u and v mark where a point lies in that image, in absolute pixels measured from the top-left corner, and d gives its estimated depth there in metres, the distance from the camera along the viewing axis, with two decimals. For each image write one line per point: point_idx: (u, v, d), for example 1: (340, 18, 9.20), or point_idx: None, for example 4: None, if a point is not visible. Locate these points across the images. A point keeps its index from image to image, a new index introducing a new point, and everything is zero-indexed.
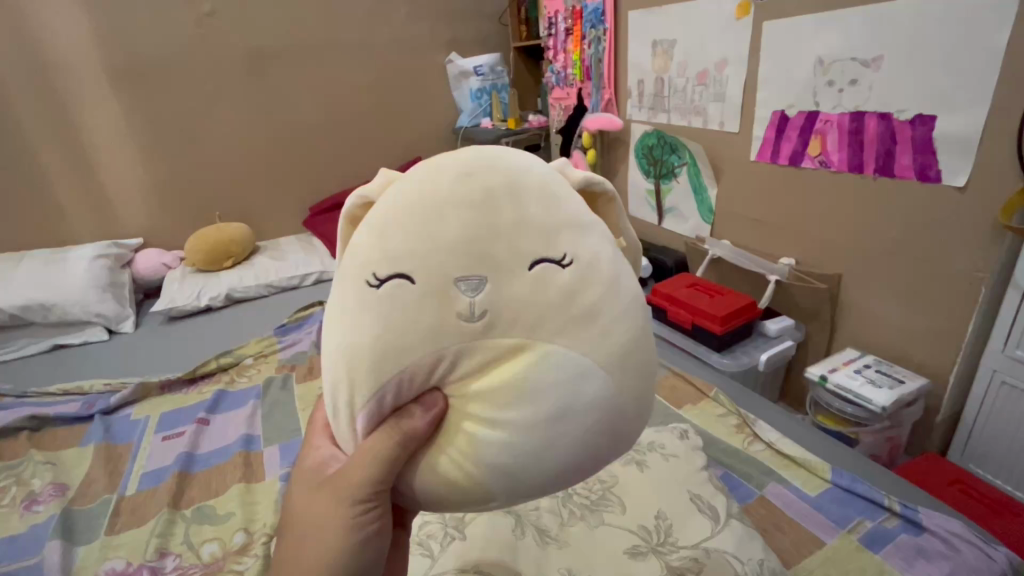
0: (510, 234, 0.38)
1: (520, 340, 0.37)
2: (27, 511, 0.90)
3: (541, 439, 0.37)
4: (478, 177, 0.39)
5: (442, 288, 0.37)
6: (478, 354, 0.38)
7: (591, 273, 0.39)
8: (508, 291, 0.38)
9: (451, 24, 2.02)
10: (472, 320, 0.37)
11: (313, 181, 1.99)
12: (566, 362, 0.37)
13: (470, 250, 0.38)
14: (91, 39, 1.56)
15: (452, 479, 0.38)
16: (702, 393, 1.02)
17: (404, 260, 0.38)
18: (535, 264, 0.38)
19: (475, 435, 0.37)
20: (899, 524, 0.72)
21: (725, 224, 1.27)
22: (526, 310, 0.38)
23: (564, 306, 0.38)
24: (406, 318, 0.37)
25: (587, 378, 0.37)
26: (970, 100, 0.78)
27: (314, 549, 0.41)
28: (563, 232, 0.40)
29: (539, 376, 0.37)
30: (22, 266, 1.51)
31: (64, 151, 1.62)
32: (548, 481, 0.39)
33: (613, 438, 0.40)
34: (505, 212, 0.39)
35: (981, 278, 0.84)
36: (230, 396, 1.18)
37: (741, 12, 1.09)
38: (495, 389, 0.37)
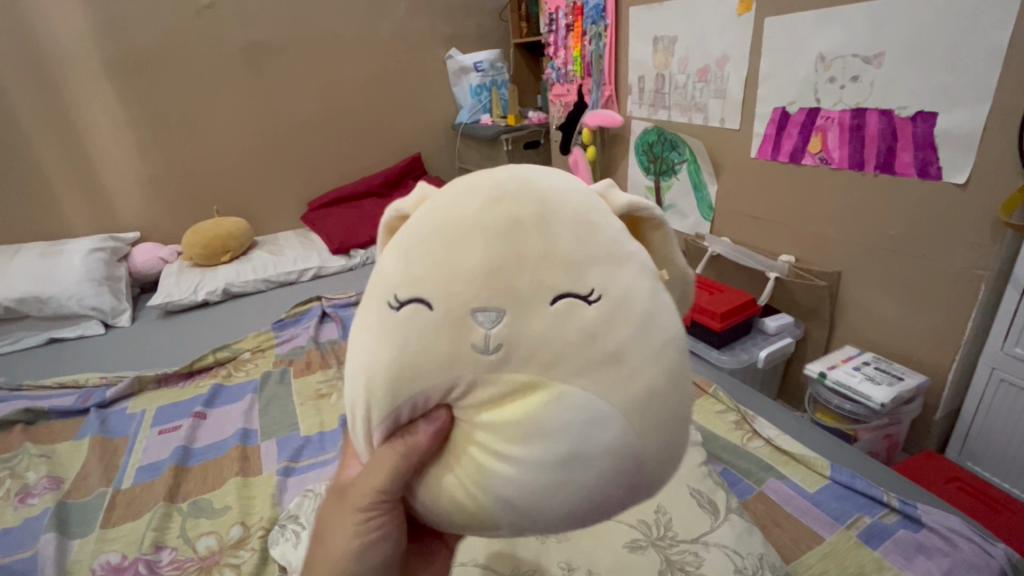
0: (534, 264, 0.35)
1: (532, 377, 0.34)
2: (22, 504, 0.89)
3: (552, 486, 0.33)
4: (509, 202, 0.36)
5: (458, 318, 0.34)
6: (493, 389, 0.34)
7: (620, 311, 0.35)
8: (526, 327, 0.34)
9: (451, 19, 2.02)
10: (487, 353, 0.34)
11: (312, 176, 1.98)
12: (582, 406, 0.33)
13: (489, 278, 0.34)
14: (89, 31, 1.55)
15: (457, 502, 0.36)
16: (701, 389, 1.01)
17: (424, 285, 0.35)
18: (558, 299, 0.35)
19: (483, 466, 0.34)
20: (898, 519, 0.72)
21: (725, 221, 1.27)
22: (545, 348, 0.34)
23: (587, 346, 0.34)
24: (420, 346, 0.35)
25: (602, 425, 0.33)
26: (971, 97, 0.78)
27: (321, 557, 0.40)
28: (593, 264, 0.36)
29: (553, 417, 0.33)
30: (17, 259, 1.50)
31: (61, 143, 1.61)
32: (553, 522, 0.35)
33: (630, 489, 0.35)
34: (530, 240, 0.35)
35: (980, 276, 0.84)
36: (227, 390, 1.17)
37: (742, 8, 1.09)
38: (504, 426, 0.34)
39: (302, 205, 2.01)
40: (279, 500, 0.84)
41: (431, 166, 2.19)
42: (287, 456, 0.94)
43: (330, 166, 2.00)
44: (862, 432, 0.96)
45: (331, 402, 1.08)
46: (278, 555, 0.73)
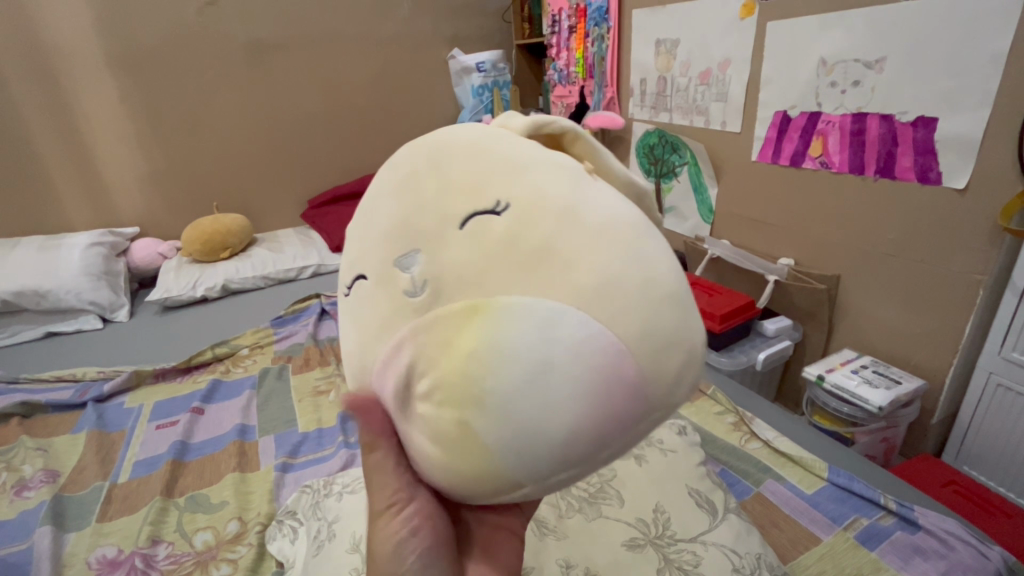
0: (435, 198, 0.35)
1: (469, 303, 0.32)
2: (17, 497, 0.88)
3: (525, 417, 0.30)
4: (401, 164, 0.38)
5: (384, 274, 0.35)
6: (428, 332, 0.33)
7: (535, 208, 0.33)
8: (445, 257, 0.33)
9: (454, 20, 2.02)
10: (416, 294, 0.34)
11: (312, 174, 1.98)
12: (524, 320, 0.30)
13: (399, 229, 0.35)
14: (91, 25, 1.55)
15: (444, 460, 0.33)
16: (699, 391, 1.01)
17: (356, 262, 0.38)
18: (467, 221, 0.34)
19: (454, 419, 0.31)
20: (895, 522, 0.72)
21: (725, 224, 1.27)
22: (465, 273, 0.32)
23: (507, 254, 0.32)
24: (366, 314, 0.36)
25: (560, 330, 0.30)
26: (972, 103, 0.79)
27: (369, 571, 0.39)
28: (495, 176, 0.35)
29: (493, 341, 0.30)
30: (15, 253, 1.49)
31: (61, 137, 1.60)
32: (568, 453, 0.31)
33: (631, 392, 0.31)
34: (427, 181, 0.36)
35: (979, 281, 0.84)
36: (225, 385, 1.17)
37: (745, 12, 1.09)
38: (461, 373, 0.31)
39: (302, 203, 2.01)
40: (277, 496, 0.84)
41: None
42: (286, 452, 0.94)
43: (332, 165, 2.00)
44: (859, 435, 0.96)
45: (329, 399, 1.08)
46: (276, 550, 0.73)
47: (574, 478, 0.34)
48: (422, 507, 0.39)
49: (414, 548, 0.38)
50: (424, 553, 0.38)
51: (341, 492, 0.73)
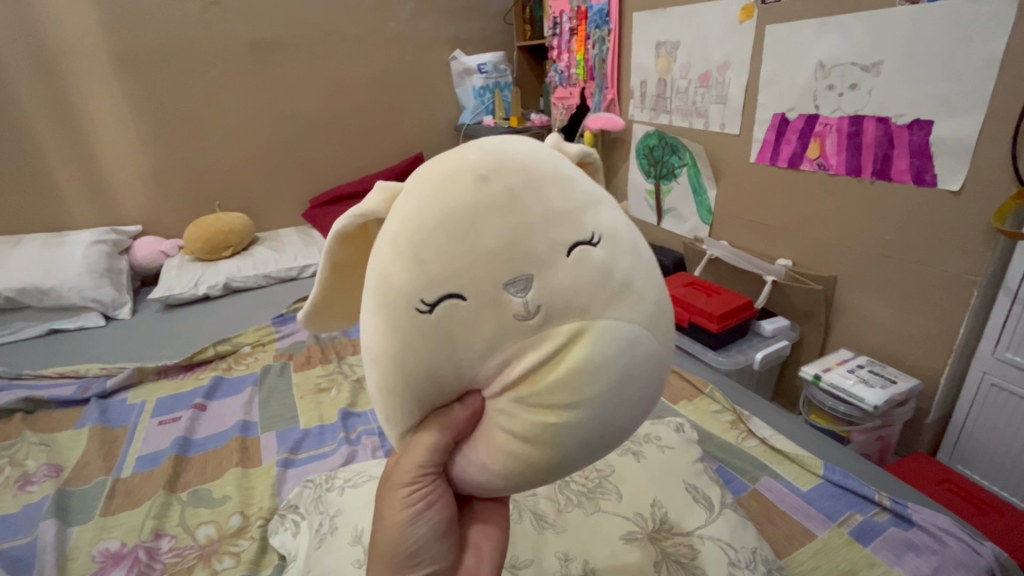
0: (542, 225, 0.38)
1: (578, 324, 0.37)
2: (21, 491, 0.89)
3: (607, 410, 0.37)
4: (499, 179, 0.38)
5: (493, 295, 0.37)
6: (537, 347, 0.37)
7: (617, 244, 0.40)
8: (555, 280, 0.37)
9: (455, 21, 2.04)
10: (529, 317, 0.37)
11: (314, 173, 1.99)
12: (620, 334, 0.37)
13: (510, 251, 0.37)
14: (96, 25, 1.56)
15: (520, 457, 0.38)
16: (697, 390, 1.03)
17: (450, 278, 0.37)
18: (571, 249, 0.38)
19: (548, 422, 0.36)
20: (889, 518, 0.73)
21: (724, 225, 1.28)
22: (574, 297, 0.37)
23: (604, 281, 0.38)
24: (464, 332, 0.37)
25: (637, 345, 0.38)
26: (967, 106, 0.80)
27: (377, 530, 0.42)
28: (585, 211, 0.40)
29: (599, 353, 0.36)
30: (19, 250, 1.50)
31: (65, 136, 1.61)
32: (611, 439, 0.40)
33: (657, 391, 0.42)
34: (531, 205, 0.38)
35: (973, 281, 0.86)
36: (227, 382, 1.18)
37: (744, 16, 1.11)
38: (565, 380, 0.36)
39: (303, 203, 2.01)
40: (278, 491, 0.85)
41: None
42: (287, 448, 0.95)
43: (333, 165, 2.02)
44: (854, 434, 0.97)
45: (330, 396, 1.09)
46: (277, 544, 0.74)
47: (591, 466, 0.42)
48: (439, 487, 0.43)
49: (428, 520, 0.42)
50: (434, 527, 0.42)
51: (343, 487, 0.74)
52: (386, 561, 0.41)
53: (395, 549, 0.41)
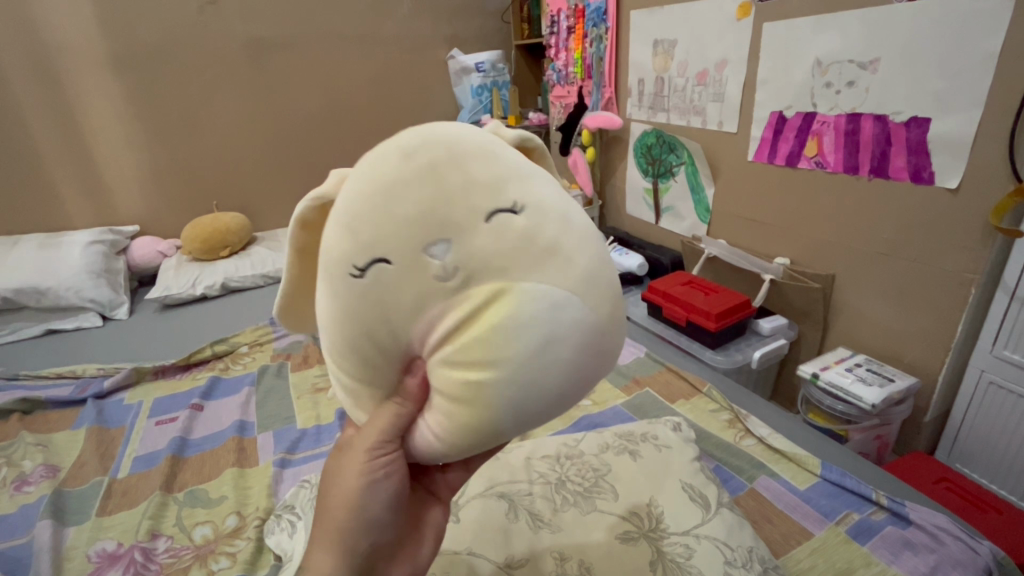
0: (461, 194, 0.38)
1: (498, 286, 0.38)
2: (17, 491, 0.89)
3: (535, 371, 0.38)
4: (421, 153, 0.39)
5: (414, 260, 0.38)
6: (460, 307, 0.38)
7: (543, 213, 0.40)
8: (473, 246, 0.38)
9: (453, 20, 2.03)
10: (448, 278, 0.38)
11: (312, 173, 1.99)
12: (542, 297, 0.37)
13: (429, 218, 0.38)
14: (93, 23, 1.55)
15: (452, 411, 0.39)
16: (695, 389, 1.02)
17: (375, 242, 0.38)
18: (491, 219, 0.38)
19: (476, 378, 0.38)
20: (886, 517, 0.73)
21: (722, 224, 1.28)
22: (493, 261, 0.38)
23: (525, 247, 0.38)
24: (392, 295, 0.38)
25: (565, 308, 0.38)
26: (965, 103, 0.80)
27: (335, 494, 0.45)
28: (510, 182, 0.40)
29: (519, 315, 0.37)
30: (16, 250, 1.50)
31: (62, 135, 1.61)
32: (552, 404, 0.40)
33: (600, 359, 0.41)
34: (451, 176, 0.39)
35: (971, 279, 0.85)
36: (225, 382, 1.18)
37: (741, 13, 1.10)
38: (486, 337, 0.37)
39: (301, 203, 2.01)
40: (275, 491, 0.85)
41: None
42: (284, 448, 0.94)
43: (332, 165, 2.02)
44: (853, 433, 0.97)
45: (328, 396, 1.09)
46: (274, 544, 0.73)
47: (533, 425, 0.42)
48: (397, 460, 0.45)
49: (384, 488, 0.45)
50: (387, 500, 0.45)
51: None
52: (340, 526, 0.44)
53: (352, 512, 0.44)
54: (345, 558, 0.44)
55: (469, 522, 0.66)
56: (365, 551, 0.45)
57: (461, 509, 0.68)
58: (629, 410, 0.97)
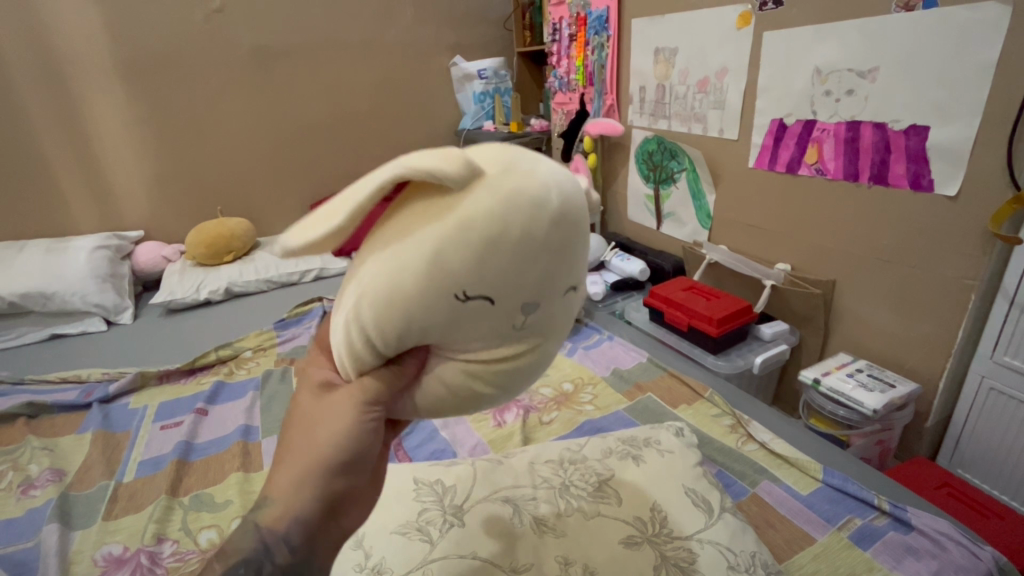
0: (564, 274, 0.46)
1: (537, 341, 0.47)
2: (24, 495, 0.90)
3: (512, 396, 0.50)
4: (563, 230, 0.44)
5: (509, 308, 0.44)
6: (506, 348, 0.46)
7: (579, 291, 0.51)
8: (545, 312, 0.46)
9: (456, 28, 2.05)
10: (518, 328, 0.45)
11: (315, 179, 2.00)
12: (549, 354, 0.49)
13: (538, 287, 0.44)
14: (102, 32, 1.57)
15: (447, 405, 0.48)
16: (697, 394, 1.03)
17: (493, 282, 0.42)
18: (562, 293, 0.47)
19: (483, 395, 0.47)
20: (888, 522, 0.74)
21: (723, 230, 1.29)
22: (548, 324, 0.47)
23: (564, 319, 0.49)
24: (473, 325, 0.44)
25: (549, 360, 0.50)
26: (963, 112, 0.81)
27: (323, 426, 0.44)
28: (581, 264, 0.49)
29: (534, 364, 0.48)
30: (22, 255, 1.51)
31: (69, 142, 1.63)
32: None
33: None
34: (567, 259, 0.45)
35: (970, 286, 0.86)
36: (229, 387, 1.18)
37: (741, 22, 1.12)
38: (510, 371, 0.46)
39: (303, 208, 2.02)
40: None
41: None
42: None
43: (334, 172, 2.03)
44: (854, 438, 0.97)
45: None
46: None
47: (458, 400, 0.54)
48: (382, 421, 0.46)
49: (367, 442, 0.44)
50: (375, 442, 0.45)
51: None
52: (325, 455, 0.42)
53: (340, 445, 0.43)
54: (324, 491, 0.42)
55: (470, 527, 0.66)
56: (342, 490, 0.43)
57: (465, 512, 0.68)
58: (631, 416, 0.98)
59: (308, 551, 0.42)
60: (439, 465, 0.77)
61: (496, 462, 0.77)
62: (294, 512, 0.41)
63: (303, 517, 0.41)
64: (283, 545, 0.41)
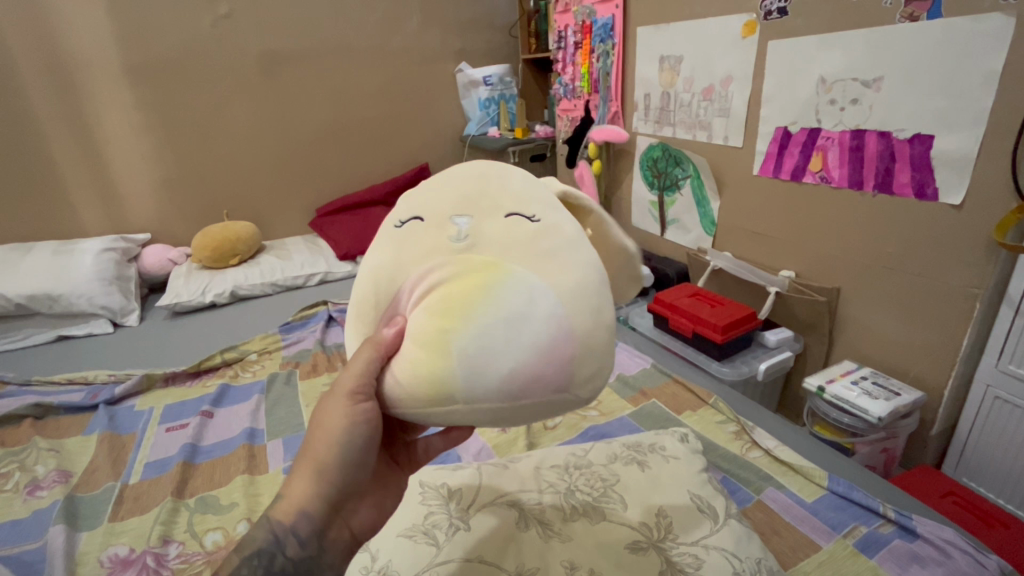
0: (497, 196, 0.47)
1: (490, 260, 0.43)
2: (31, 496, 0.90)
3: (498, 344, 0.39)
4: (480, 168, 0.50)
5: (439, 222, 0.46)
6: (452, 264, 0.43)
7: (556, 229, 0.45)
8: (485, 228, 0.45)
9: (462, 35, 2.07)
10: (457, 240, 0.44)
11: (320, 184, 2.02)
12: (523, 286, 0.41)
13: (466, 202, 0.47)
14: (112, 37, 1.59)
15: (418, 360, 0.41)
16: (701, 400, 1.03)
17: (420, 207, 0.48)
18: (510, 215, 0.46)
19: (446, 331, 0.40)
20: (894, 530, 0.74)
21: (727, 237, 1.29)
22: (497, 243, 0.44)
23: (527, 245, 0.44)
24: (413, 246, 0.46)
25: (539, 302, 0.40)
26: (967, 121, 0.81)
27: (318, 433, 0.46)
28: (539, 202, 0.47)
29: (500, 289, 0.41)
30: (30, 257, 1.52)
31: (78, 145, 1.64)
32: (515, 392, 0.40)
33: (562, 365, 0.40)
34: (495, 183, 0.48)
35: (975, 294, 0.86)
36: (235, 390, 1.19)
37: (747, 31, 1.13)
38: (463, 290, 0.41)
39: (308, 212, 2.03)
40: None
41: None
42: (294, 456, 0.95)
43: (340, 178, 2.04)
44: (859, 445, 0.97)
45: None
46: None
47: (495, 416, 0.41)
48: (377, 408, 0.46)
49: (362, 435, 0.46)
50: (366, 440, 0.46)
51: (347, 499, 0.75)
52: (321, 457, 0.45)
53: (334, 449, 0.45)
54: (327, 490, 0.46)
55: (476, 531, 0.66)
56: (342, 487, 0.47)
57: (471, 516, 0.69)
58: (636, 421, 0.98)
59: (317, 547, 0.46)
60: (445, 469, 0.77)
61: (501, 466, 0.77)
62: (302, 508, 0.45)
63: (310, 514, 0.45)
64: (292, 536, 0.45)
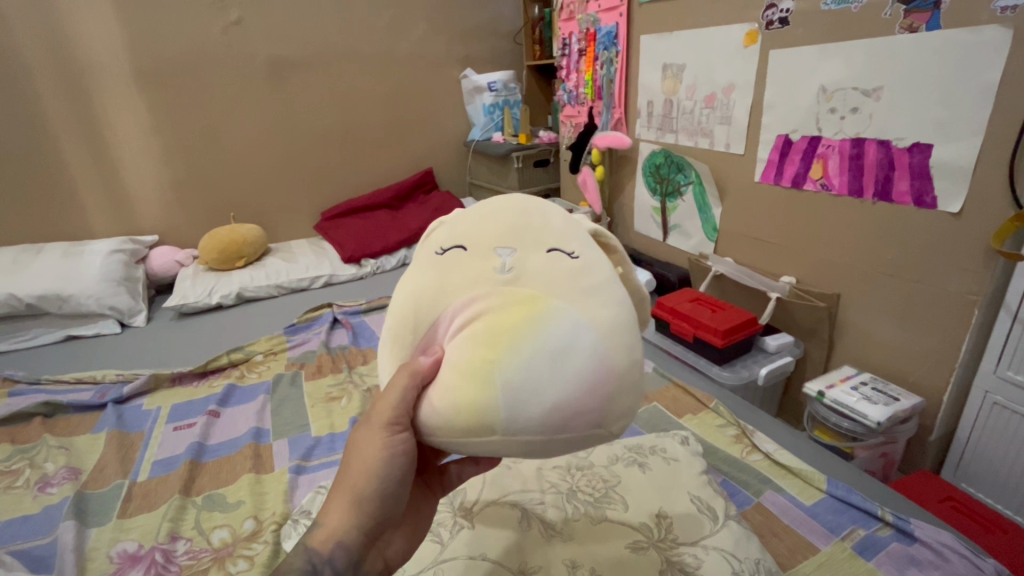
0: (539, 231, 0.50)
1: (535, 294, 0.45)
2: (41, 492, 0.92)
3: (542, 377, 0.41)
4: (520, 201, 0.53)
5: (483, 253, 0.49)
6: (496, 295, 0.45)
7: (594, 266, 0.48)
8: (528, 262, 0.47)
9: (467, 41, 2.10)
10: (503, 272, 0.47)
11: (326, 187, 2.04)
12: (567, 322, 0.43)
13: (509, 234, 0.49)
14: (124, 42, 1.62)
15: (460, 388, 0.42)
16: (702, 404, 1.04)
17: (463, 237, 0.50)
18: (551, 251, 0.48)
19: (493, 362, 0.41)
20: (891, 533, 0.75)
21: (729, 243, 1.31)
22: (540, 277, 0.46)
23: (570, 281, 0.46)
24: (457, 274, 0.48)
25: (581, 338, 0.43)
26: (965, 131, 0.83)
27: (356, 464, 0.47)
28: (578, 239, 0.50)
29: (544, 322, 0.43)
30: (40, 258, 1.54)
31: (88, 148, 1.66)
32: (555, 424, 0.41)
33: (599, 401, 0.42)
34: (536, 218, 0.51)
35: (973, 301, 0.88)
36: (240, 390, 1.20)
37: (749, 41, 1.14)
38: (508, 322, 0.43)
39: (313, 216, 2.06)
40: (291, 497, 0.87)
41: (442, 182, 2.25)
42: (299, 455, 0.96)
43: (344, 181, 2.06)
44: (859, 450, 0.98)
45: (341, 405, 1.11)
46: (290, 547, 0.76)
47: (532, 448, 0.43)
48: (412, 438, 0.47)
49: (398, 466, 0.47)
50: (403, 469, 0.48)
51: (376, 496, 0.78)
52: (358, 490, 0.47)
53: (371, 481, 0.47)
54: (364, 522, 0.47)
55: (479, 529, 0.68)
56: (378, 519, 0.48)
57: (475, 515, 0.70)
58: (637, 425, 0.99)
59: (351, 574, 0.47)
60: None
61: (504, 466, 0.79)
62: (339, 538, 0.46)
63: (347, 544, 0.46)
64: (328, 567, 0.46)
